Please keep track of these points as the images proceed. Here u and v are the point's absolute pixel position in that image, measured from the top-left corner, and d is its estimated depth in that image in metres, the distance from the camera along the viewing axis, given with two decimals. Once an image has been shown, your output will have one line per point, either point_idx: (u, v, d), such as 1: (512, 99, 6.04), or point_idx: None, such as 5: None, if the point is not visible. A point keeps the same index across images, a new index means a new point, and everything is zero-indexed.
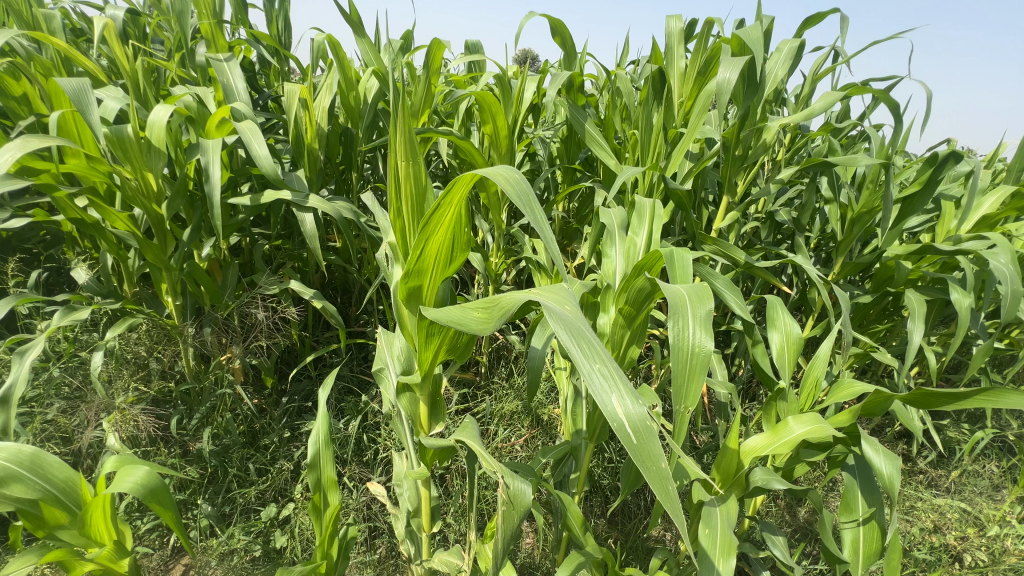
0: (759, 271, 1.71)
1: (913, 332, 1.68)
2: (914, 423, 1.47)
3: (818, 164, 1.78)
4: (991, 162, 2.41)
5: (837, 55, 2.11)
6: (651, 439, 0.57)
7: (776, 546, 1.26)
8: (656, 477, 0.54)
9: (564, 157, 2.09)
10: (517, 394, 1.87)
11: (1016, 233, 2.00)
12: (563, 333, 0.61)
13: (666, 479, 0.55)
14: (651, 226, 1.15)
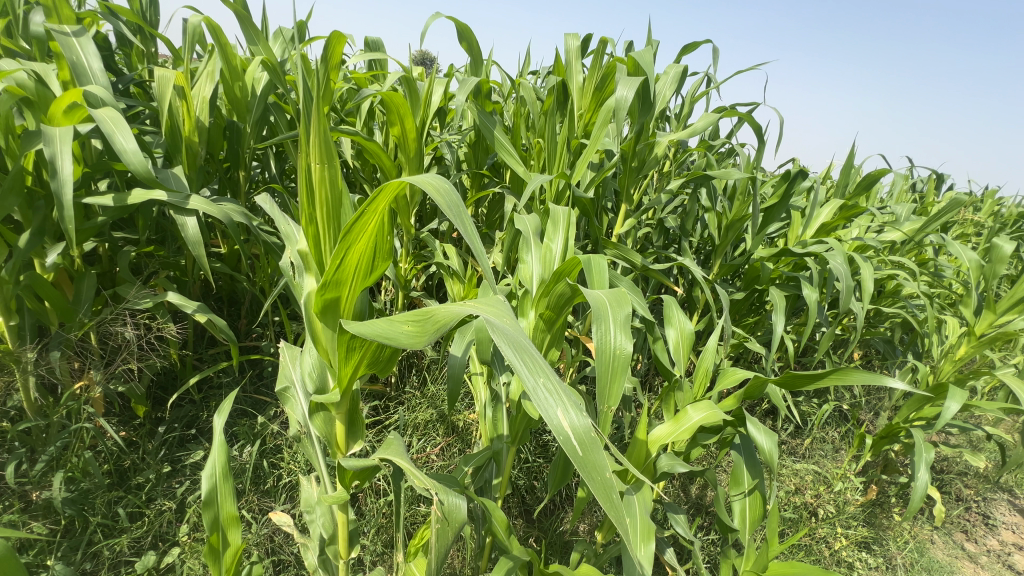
0: (654, 273, 1.87)
1: (777, 324, 1.95)
2: (781, 402, 1.70)
3: (699, 177, 2.00)
4: (825, 178, 2.90)
5: (709, 81, 2.39)
6: (595, 447, 0.59)
7: (678, 523, 1.39)
8: (600, 484, 0.57)
9: (471, 162, 2.09)
10: (431, 402, 1.84)
11: (845, 237, 2.42)
12: (505, 348, 0.61)
13: (609, 486, 0.57)
14: (565, 233, 1.19)
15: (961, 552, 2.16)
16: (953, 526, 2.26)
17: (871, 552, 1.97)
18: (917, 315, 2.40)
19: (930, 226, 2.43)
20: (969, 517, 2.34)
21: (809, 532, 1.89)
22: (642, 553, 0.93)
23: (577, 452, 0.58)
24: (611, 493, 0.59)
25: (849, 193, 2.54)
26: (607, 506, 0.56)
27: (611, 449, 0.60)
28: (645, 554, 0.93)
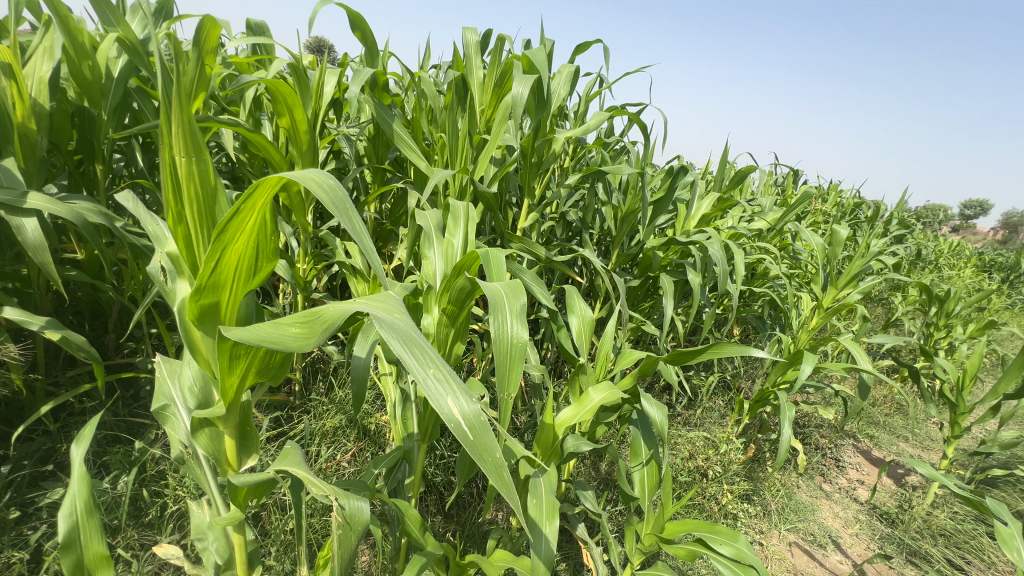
0: (557, 265, 1.95)
1: (667, 306, 2.14)
2: (673, 377, 1.87)
3: (594, 172, 2.12)
4: (705, 174, 3.22)
5: (601, 81, 2.54)
6: (485, 431, 0.60)
7: (587, 499, 1.49)
8: (490, 465, 0.58)
9: (372, 156, 2.01)
10: (340, 408, 1.77)
11: (722, 227, 2.71)
12: (394, 341, 0.61)
13: (500, 466, 0.59)
14: (466, 228, 1.20)
15: (819, 491, 2.54)
16: (812, 471, 2.65)
17: (751, 502, 2.26)
18: (780, 293, 2.77)
19: (787, 216, 2.81)
20: (824, 462, 2.76)
21: (701, 492, 2.11)
22: (548, 531, 0.97)
23: (467, 436, 0.59)
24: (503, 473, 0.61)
25: (724, 186, 2.85)
26: (498, 485, 0.58)
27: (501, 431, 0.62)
28: (551, 531, 0.98)
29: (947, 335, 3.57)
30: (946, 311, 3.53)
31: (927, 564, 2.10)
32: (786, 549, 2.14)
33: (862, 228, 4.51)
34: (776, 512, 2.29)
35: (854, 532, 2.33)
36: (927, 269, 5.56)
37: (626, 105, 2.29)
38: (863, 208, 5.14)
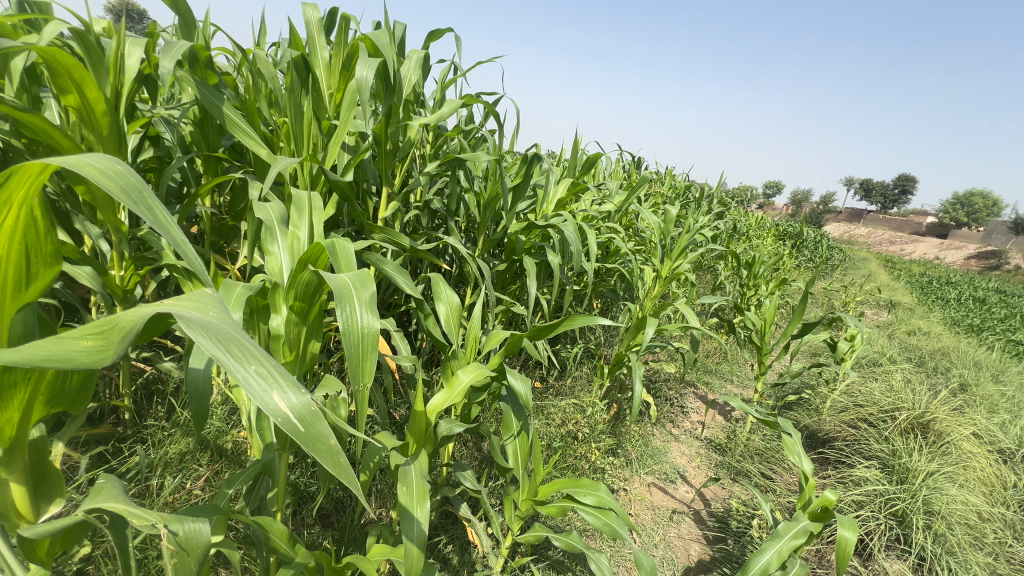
0: (422, 254, 1.94)
1: (530, 286, 2.27)
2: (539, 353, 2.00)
3: (453, 159, 2.13)
4: (560, 161, 3.45)
5: (456, 70, 2.56)
6: (318, 421, 0.59)
7: (466, 479, 1.54)
8: (324, 453, 0.57)
9: (200, 142, 1.74)
10: (186, 430, 1.56)
11: (577, 210, 2.94)
12: (207, 340, 0.56)
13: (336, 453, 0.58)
14: (312, 219, 1.14)
15: (669, 436, 2.96)
16: (663, 419, 3.07)
17: (616, 455, 2.54)
18: (628, 267, 3.12)
19: (630, 198, 3.16)
20: (672, 410, 3.21)
21: (573, 453, 2.32)
22: (419, 514, 0.98)
23: (298, 429, 0.57)
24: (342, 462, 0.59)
25: (576, 173, 3.08)
26: (335, 472, 0.57)
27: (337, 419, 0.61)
28: (423, 514, 0.99)
29: (754, 293, 4.38)
30: (752, 273, 4.31)
31: (747, 479, 2.59)
32: (645, 490, 2.46)
33: (691, 207, 5.26)
34: (636, 459, 2.61)
35: (696, 464, 2.76)
36: (740, 240, 6.71)
37: (480, 93, 2.33)
38: (691, 190, 6.00)
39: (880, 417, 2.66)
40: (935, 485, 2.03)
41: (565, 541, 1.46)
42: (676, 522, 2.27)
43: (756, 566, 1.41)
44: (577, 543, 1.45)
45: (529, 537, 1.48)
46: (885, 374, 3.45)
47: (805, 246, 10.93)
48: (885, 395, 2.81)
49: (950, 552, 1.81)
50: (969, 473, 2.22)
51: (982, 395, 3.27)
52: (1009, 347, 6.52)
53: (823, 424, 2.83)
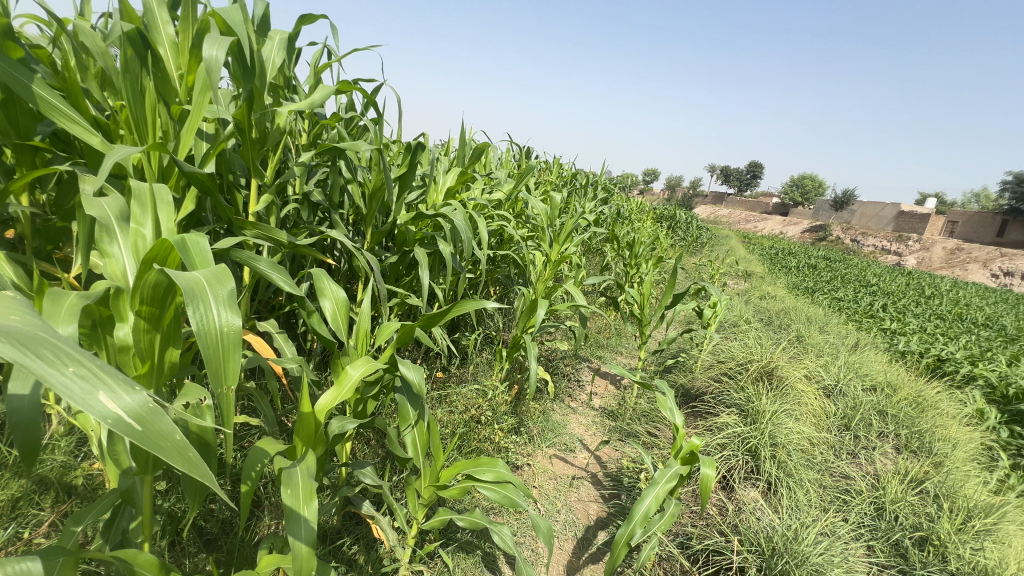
0: (304, 249, 1.83)
1: (423, 276, 2.25)
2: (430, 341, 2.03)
3: (330, 149, 2.02)
4: (448, 150, 3.44)
5: (328, 53, 2.41)
6: (157, 420, 0.59)
7: (366, 475, 1.52)
8: (170, 451, 0.57)
9: (6, 129, 1.39)
10: (20, 472, 1.32)
11: (466, 199, 2.97)
12: (11, 345, 0.51)
13: (183, 449, 0.58)
14: (159, 216, 1.02)
15: (567, 409, 3.16)
16: (562, 394, 3.27)
17: (519, 433, 2.66)
18: (521, 253, 3.24)
19: (518, 186, 3.26)
20: (569, 385, 3.43)
21: (477, 437, 2.38)
22: (307, 515, 0.96)
23: (137, 430, 0.56)
24: (191, 457, 0.60)
25: (464, 161, 3.09)
26: (183, 469, 0.57)
27: (180, 418, 0.61)
28: (311, 514, 0.96)
29: (636, 271, 4.80)
30: (633, 253, 4.71)
31: (636, 438, 2.87)
32: (547, 462, 2.62)
33: (577, 193, 5.56)
34: (538, 435, 2.75)
35: (592, 432, 2.99)
36: (624, 223, 7.28)
37: (356, 79, 2.23)
38: (577, 178, 6.35)
39: (737, 371, 3.10)
40: (777, 422, 2.43)
41: (468, 520, 1.52)
42: (576, 487, 2.45)
43: (638, 513, 1.59)
44: (480, 519, 1.52)
45: (433, 522, 1.51)
46: (741, 334, 4.01)
47: (679, 227, 12.18)
48: (741, 352, 3.27)
49: (789, 474, 2.19)
50: (802, 409, 2.68)
51: (812, 344, 3.96)
52: (832, 303, 7.94)
53: (695, 381, 3.22)
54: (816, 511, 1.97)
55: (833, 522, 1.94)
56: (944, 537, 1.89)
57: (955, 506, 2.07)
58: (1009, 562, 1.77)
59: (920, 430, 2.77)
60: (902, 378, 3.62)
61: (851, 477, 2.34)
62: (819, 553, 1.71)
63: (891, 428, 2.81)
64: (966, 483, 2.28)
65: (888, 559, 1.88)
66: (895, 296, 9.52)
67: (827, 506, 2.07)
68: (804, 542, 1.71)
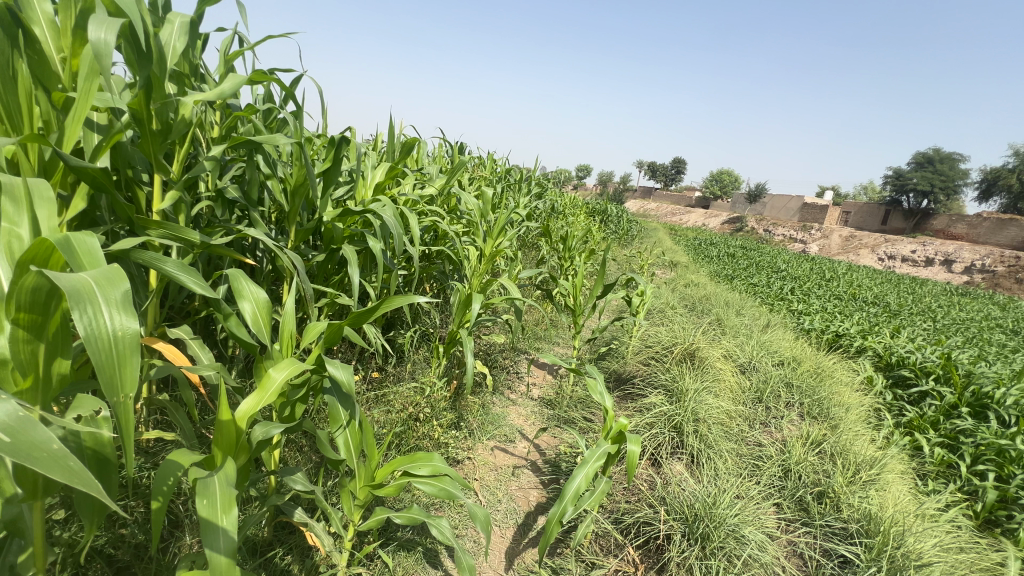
0: (219, 249, 1.71)
1: (353, 275, 2.17)
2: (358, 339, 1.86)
3: (245, 142, 1.89)
4: (375, 145, 3.34)
5: (240, 40, 2.26)
6: (28, 427, 0.61)
7: (297, 482, 1.47)
8: (38, 458, 0.59)
9: None
10: None
11: (396, 195, 2.90)
12: None
13: (53, 456, 0.60)
14: (38, 213, 0.92)
15: (507, 401, 3.21)
16: (501, 387, 3.31)
17: (459, 428, 2.67)
18: (455, 249, 3.23)
19: (450, 181, 3.24)
20: (508, 378, 3.48)
21: (416, 435, 2.36)
22: (226, 525, 0.94)
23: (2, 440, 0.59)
24: (68, 464, 0.62)
25: (393, 156, 3.02)
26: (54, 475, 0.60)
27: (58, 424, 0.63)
28: (230, 524, 0.95)
29: (570, 264, 4.94)
30: (567, 246, 4.86)
31: (573, 424, 2.98)
32: (488, 454, 2.65)
33: (510, 188, 5.62)
34: (478, 428, 2.78)
35: (531, 422, 3.06)
36: (558, 217, 7.46)
37: (271, 69, 2.11)
38: (511, 174, 6.42)
39: (664, 354, 3.30)
40: (698, 399, 2.62)
41: (406, 516, 1.51)
42: (516, 476, 2.50)
43: (570, 492, 1.67)
44: (418, 515, 1.52)
45: (370, 522, 1.49)
46: (667, 320, 4.27)
47: (610, 221, 12.66)
48: (667, 337, 3.48)
49: (710, 446, 2.37)
50: (720, 385, 2.91)
51: (729, 326, 4.30)
52: (747, 288, 8.63)
53: (626, 366, 3.38)
54: (732, 477, 2.15)
55: (746, 486, 2.13)
56: (838, 490, 2.14)
57: (846, 462, 2.35)
58: (889, 505, 2.04)
59: (820, 398, 3.10)
60: (805, 353, 4.02)
61: (762, 444, 2.58)
62: (735, 514, 1.88)
63: (796, 398, 3.12)
64: (856, 441, 2.59)
65: (792, 514, 2.10)
66: (800, 280, 10.51)
67: (742, 472, 2.27)
68: (722, 506, 1.87)
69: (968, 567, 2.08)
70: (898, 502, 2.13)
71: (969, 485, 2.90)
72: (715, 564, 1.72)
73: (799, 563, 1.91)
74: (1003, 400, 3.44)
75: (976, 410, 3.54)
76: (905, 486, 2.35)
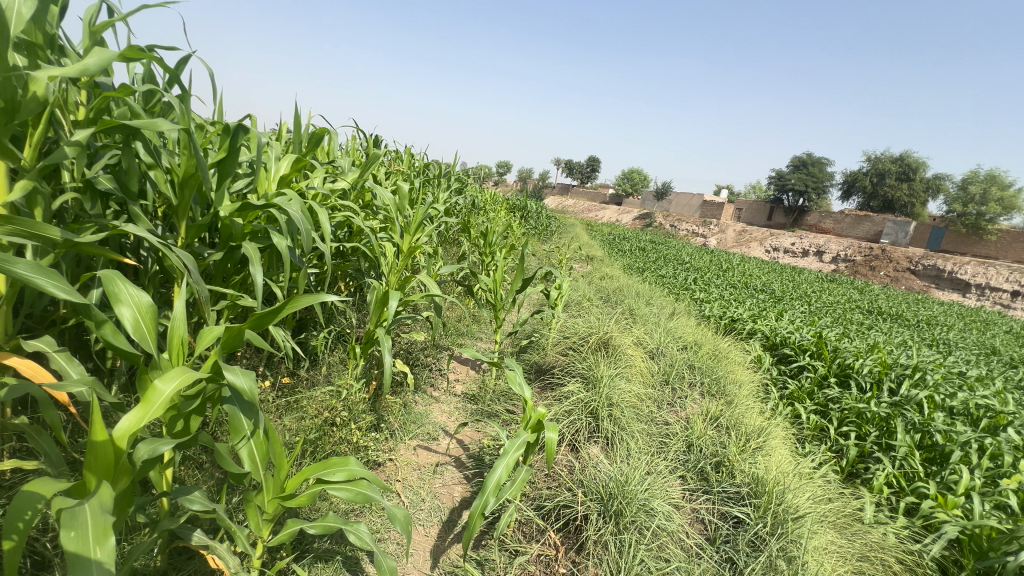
0: (89, 247, 1.50)
1: (255, 274, 1.99)
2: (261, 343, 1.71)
3: (119, 126, 1.66)
4: (280, 134, 3.11)
5: (111, 10, 1.98)
6: None
7: (193, 502, 1.33)
8: None
9: None
10: None
11: (305, 189, 2.73)
12: None
13: None
14: None
15: (429, 399, 3.17)
16: (423, 385, 3.27)
17: (379, 430, 2.59)
18: (370, 245, 3.11)
19: (363, 175, 3.11)
20: (430, 375, 3.44)
21: (333, 441, 2.26)
22: (100, 556, 0.85)
23: None
24: None
25: (301, 148, 2.84)
26: None
27: None
28: (105, 554, 0.86)
29: (491, 259, 4.98)
30: (488, 242, 4.88)
31: (496, 418, 3.01)
32: (411, 454, 2.60)
33: (429, 184, 5.54)
34: (399, 429, 2.72)
35: (454, 418, 3.05)
36: (479, 213, 7.47)
37: (152, 45, 1.87)
38: (429, 169, 6.32)
39: (581, 345, 3.45)
40: (612, 385, 2.78)
41: (321, 526, 1.44)
42: (440, 473, 2.49)
43: (491, 484, 1.70)
44: (334, 523, 1.46)
45: (281, 536, 1.40)
46: (584, 312, 4.47)
47: (531, 217, 12.93)
48: (583, 328, 3.65)
49: (623, 428, 2.52)
50: (631, 371, 3.11)
51: (640, 315, 4.59)
52: (656, 279, 9.25)
53: (546, 358, 3.49)
54: (643, 455, 2.31)
55: (655, 462, 2.30)
56: (733, 458, 2.38)
57: (739, 433, 2.62)
58: (772, 467, 2.31)
59: (717, 377, 3.42)
60: (705, 337, 4.42)
61: (669, 422, 2.80)
62: (645, 490, 2.02)
63: (697, 378, 3.42)
64: (746, 414, 2.89)
65: (695, 484, 2.31)
66: (701, 271, 11.47)
67: (651, 450, 2.44)
68: (634, 483, 2.00)
69: (833, 514, 2.43)
70: (779, 464, 2.43)
71: (836, 444, 3.36)
72: (628, 537, 1.84)
73: (700, 528, 2.11)
74: (860, 369, 4.03)
75: (840, 379, 4.11)
76: (786, 450, 2.67)
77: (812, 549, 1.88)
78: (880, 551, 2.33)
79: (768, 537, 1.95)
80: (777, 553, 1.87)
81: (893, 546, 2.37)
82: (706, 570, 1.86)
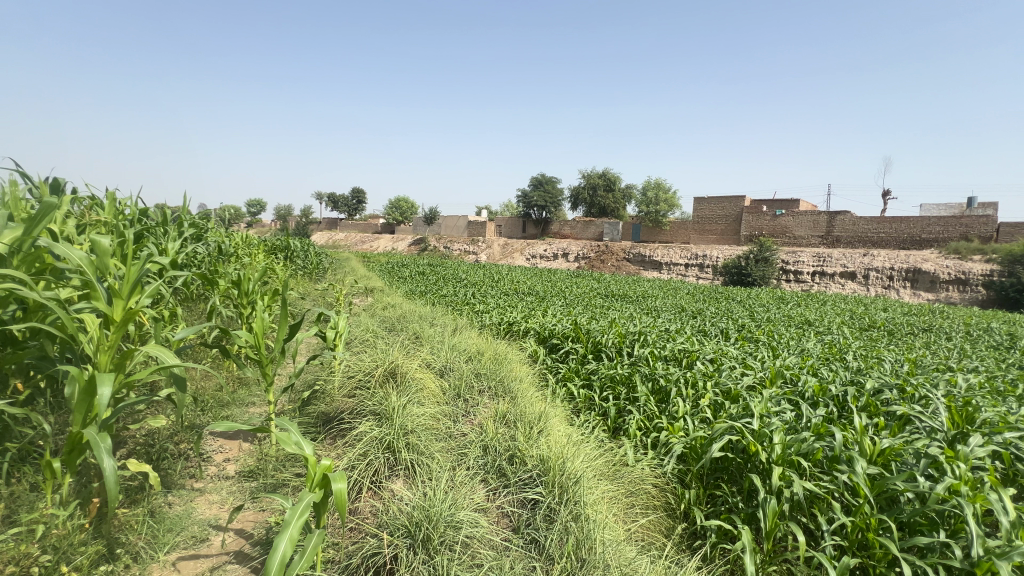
0: None
1: None
2: None
3: None
4: None
5: None
6: None
7: None
8: None
9: None
10: None
11: None
12: None
13: None
14: None
15: (190, 494, 2.57)
16: (178, 479, 2.62)
17: (114, 559, 1.97)
18: (59, 321, 2.34)
19: (32, 232, 2.31)
20: (187, 465, 2.78)
21: None
22: None
23: None
24: None
25: None
26: None
27: None
28: None
29: (250, 311, 4.35)
30: (243, 291, 4.25)
31: (282, 487, 2.63)
32: (169, 572, 2.05)
33: (149, 232, 4.49)
34: (147, 546, 2.11)
35: (229, 506, 2.54)
36: (229, 261, 6.45)
37: None
38: (148, 215, 5.15)
39: (367, 381, 3.32)
40: (404, 414, 2.75)
41: None
42: None
43: (273, 564, 1.48)
44: None
45: None
46: (367, 347, 4.29)
47: (298, 256, 11.82)
48: (368, 363, 3.50)
49: (422, 453, 2.53)
50: (423, 394, 3.14)
51: (425, 338, 4.67)
52: (439, 300, 9.62)
53: (334, 405, 3.22)
54: (443, 473, 2.36)
55: (456, 477, 2.38)
56: (522, 448, 2.61)
57: (524, 422, 2.90)
58: (553, 444, 2.64)
59: (502, 378, 3.73)
60: (487, 344, 4.78)
61: (465, 432, 2.92)
62: (449, 506, 2.06)
63: (485, 384, 3.65)
64: (529, 404, 3.23)
65: (495, 482, 2.46)
66: (477, 285, 12.37)
67: (452, 464, 2.51)
68: (438, 503, 2.02)
69: (605, 468, 2.91)
70: (558, 438, 2.78)
71: (600, 408, 4.06)
72: (440, 560, 1.85)
73: (506, 522, 2.27)
74: (606, 343, 4.94)
75: (594, 354, 4.99)
76: (563, 426, 3.09)
77: (590, 502, 2.22)
78: (640, 484, 2.94)
79: (558, 506, 2.23)
80: (569, 518, 2.14)
81: (648, 476, 3.00)
82: (514, 560, 2.01)
